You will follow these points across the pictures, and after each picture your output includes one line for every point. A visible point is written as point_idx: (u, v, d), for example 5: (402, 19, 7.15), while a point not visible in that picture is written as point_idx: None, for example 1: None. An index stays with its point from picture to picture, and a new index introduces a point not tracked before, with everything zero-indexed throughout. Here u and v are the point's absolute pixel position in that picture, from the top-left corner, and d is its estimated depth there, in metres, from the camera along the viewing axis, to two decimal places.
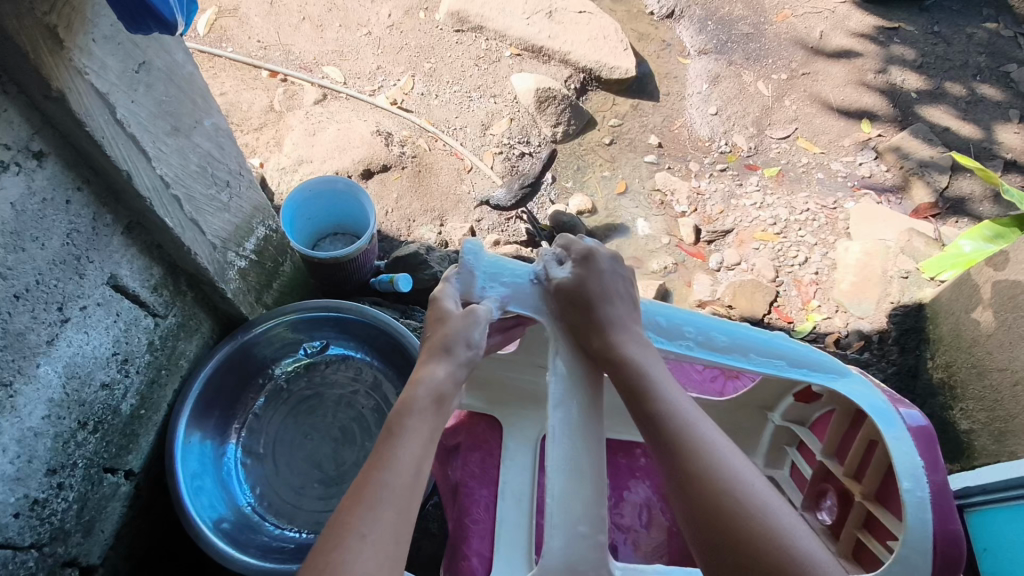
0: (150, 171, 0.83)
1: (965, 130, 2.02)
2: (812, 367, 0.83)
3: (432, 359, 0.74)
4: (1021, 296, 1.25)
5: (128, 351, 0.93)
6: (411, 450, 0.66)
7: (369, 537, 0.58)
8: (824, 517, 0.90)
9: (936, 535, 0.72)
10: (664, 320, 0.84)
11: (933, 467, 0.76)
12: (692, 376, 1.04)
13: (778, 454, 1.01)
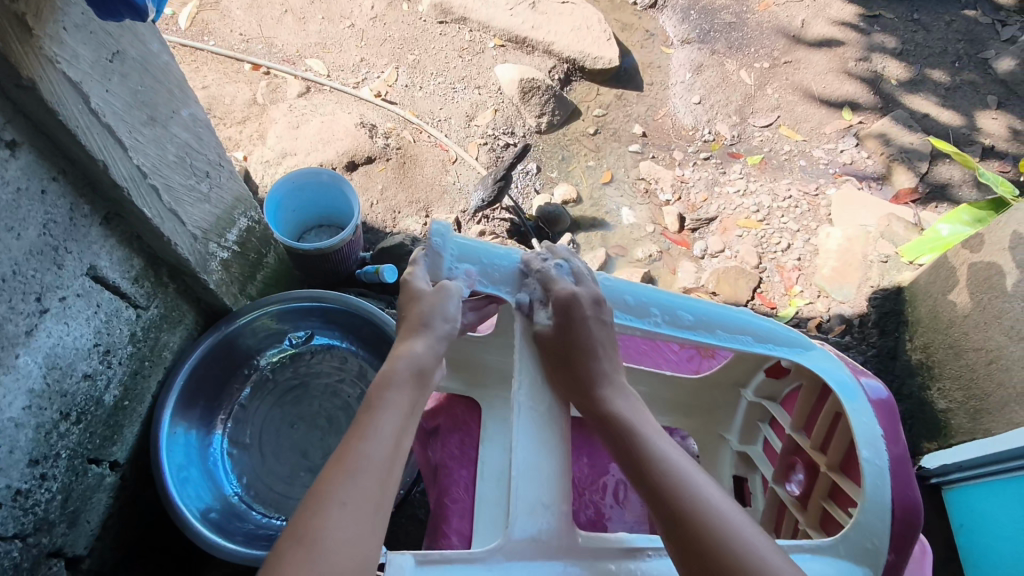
0: (126, 161, 0.83)
1: (944, 116, 2.04)
2: (778, 342, 0.85)
3: (410, 335, 0.75)
4: (996, 277, 1.27)
5: (110, 342, 0.93)
6: (393, 421, 0.67)
7: (348, 504, 0.58)
8: (792, 489, 0.91)
9: (895, 502, 0.74)
10: (632, 298, 0.83)
11: (892, 439, 0.78)
12: (670, 356, 1.11)
13: (752, 431, 1.02)
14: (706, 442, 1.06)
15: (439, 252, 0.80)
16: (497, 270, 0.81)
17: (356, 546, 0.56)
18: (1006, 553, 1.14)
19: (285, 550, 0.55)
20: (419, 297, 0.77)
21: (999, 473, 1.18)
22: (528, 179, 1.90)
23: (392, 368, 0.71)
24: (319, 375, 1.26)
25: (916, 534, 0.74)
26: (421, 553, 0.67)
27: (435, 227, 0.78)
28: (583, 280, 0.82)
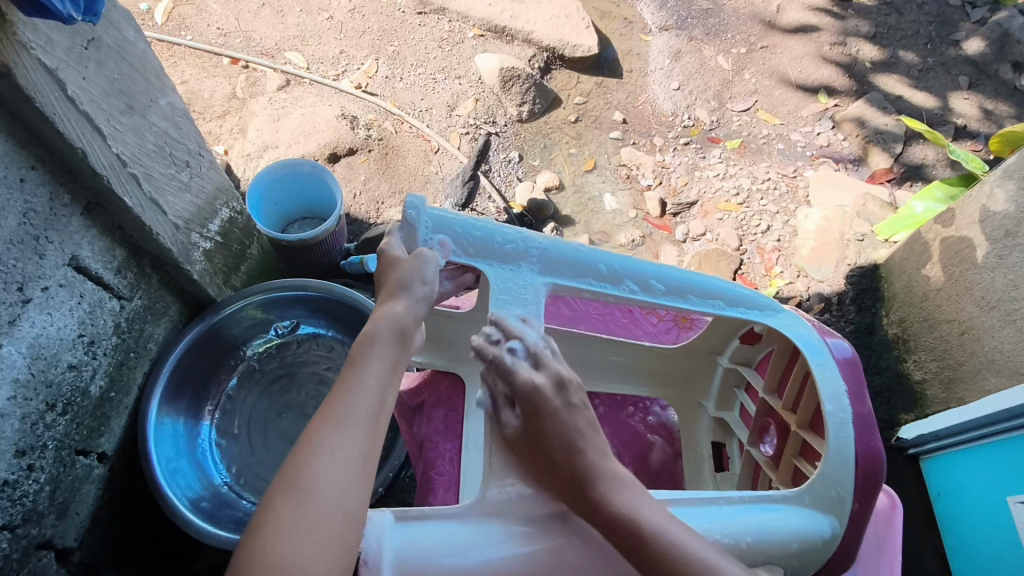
0: (105, 149, 0.83)
1: (917, 97, 2.08)
2: (749, 306, 0.87)
3: (390, 298, 0.74)
4: (966, 251, 1.30)
5: (94, 333, 0.93)
6: (377, 374, 0.67)
7: (337, 452, 0.60)
8: (767, 449, 0.95)
9: (859, 454, 0.78)
10: (607, 266, 0.83)
11: (858, 397, 0.82)
12: (647, 328, 1.12)
13: (728, 398, 1.05)
14: (685, 410, 1.09)
15: (414, 224, 0.78)
16: (472, 243, 0.81)
17: (346, 492, 0.58)
18: (980, 517, 1.18)
19: (276, 496, 0.57)
20: (397, 262, 0.76)
21: (971, 440, 1.22)
22: (510, 168, 1.91)
23: (371, 331, 0.71)
24: (307, 363, 1.27)
25: (879, 485, 0.78)
26: (402, 511, 0.69)
27: (410, 199, 0.76)
28: (563, 250, 0.83)
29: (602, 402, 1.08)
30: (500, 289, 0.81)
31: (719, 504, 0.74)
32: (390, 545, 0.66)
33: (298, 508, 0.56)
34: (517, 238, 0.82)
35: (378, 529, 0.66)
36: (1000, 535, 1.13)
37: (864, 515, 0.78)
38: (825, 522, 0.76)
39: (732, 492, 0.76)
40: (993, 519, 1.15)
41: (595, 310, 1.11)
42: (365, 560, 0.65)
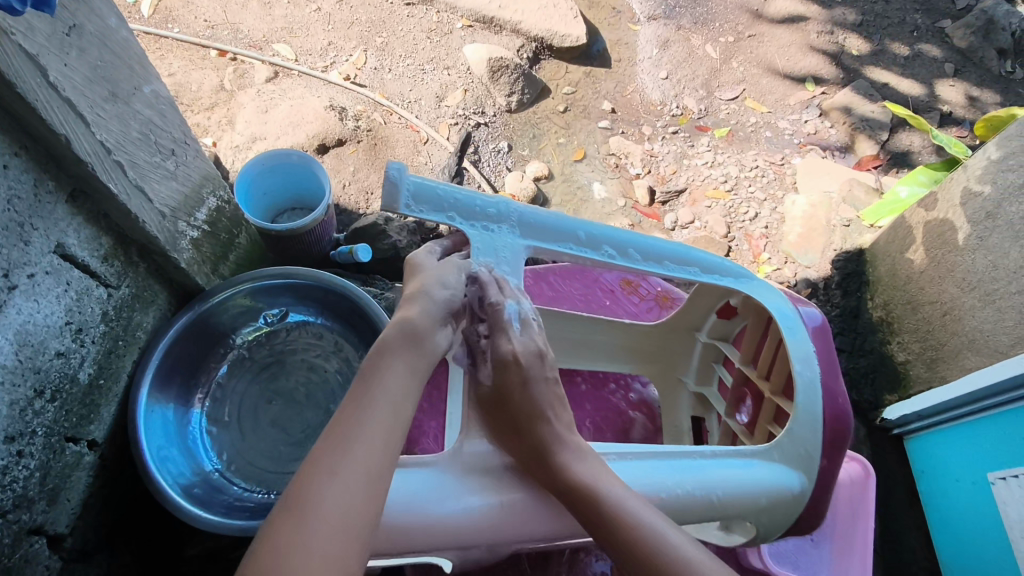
0: (89, 136, 0.83)
1: (903, 85, 2.09)
2: (723, 274, 0.90)
3: (410, 304, 0.74)
4: (948, 233, 1.32)
5: (82, 321, 0.94)
6: (388, 389, 0.66)
7: (341, 473, 0.59)
8: (743, 418, 0.98)
9: (826, 412, 0.81)
10: (585, 233, 0.85)
11: (827, 362, 0.85)
12: (629, 308, 1.16)
13: (708, 371, 1.07)
14: (666, 386, 1.10)
15: (396, 186, 0.74)
16: (457, 208, 0.80)
17: (349, 512, 0.57)
18: (961, 495, 1.21)
19: (278, 516, 0.57)
20: (421, 270, 0.78)
21: (952, 419, 1.23)
22: (499, 157, 1.91)
23: (379, 349, 0.69)
24: (296, 351, 1.28)
25: (845, 442, 0.81)
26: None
27: (394, 165, 0.73)
28: (541, 216, 0.84)
29: (584, 379, 1.10)
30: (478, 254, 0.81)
31: (691, 458, 0.77)
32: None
33: (300, 530, 0.55)
34: (500, 203, 0.83)
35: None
36: (981, 511, 1.15)
37: (832, 470, 0.81)
38: (793, 476, 0.79)
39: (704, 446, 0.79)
40: (975, 496, 1.17)
41: (576, 289, 1.16)
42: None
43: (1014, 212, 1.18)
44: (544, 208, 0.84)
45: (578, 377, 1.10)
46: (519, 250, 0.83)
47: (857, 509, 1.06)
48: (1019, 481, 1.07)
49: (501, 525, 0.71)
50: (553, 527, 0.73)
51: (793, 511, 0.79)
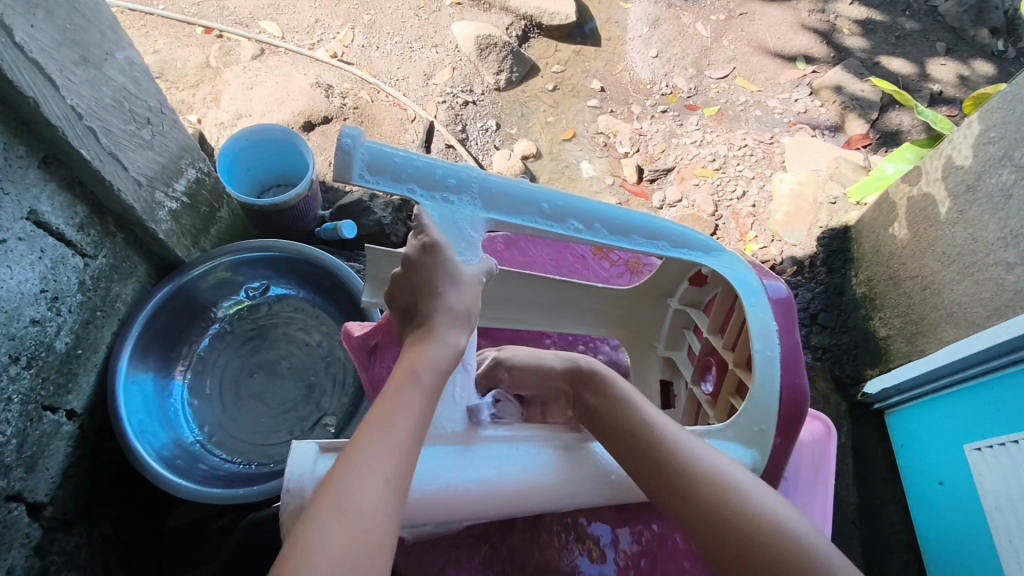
0: (59, 100, 0.83)
1: (894, 64, 2.08)
2: (692, 247, 0.92)
3: (456, 328, 0.74)
4: (931, 208, 1.32)
5: (58, 289, 0.93)
6: (424, 402, 0.67)
7: (381, 479, 0.59)
8: (708, 387, 0.98)
9: (784, 392, 0.82)
10: (548, 204, 0.85)
11: (787, 332, 0.86)
12: (600, 272, 1.17)
13: (677, 338, 1.10)
14: (638, 352, 1.14)
15: (350, 154, 0.73)
16: (419, 177, 0.79)
17: (385, 518, 0.58)
18: (939, 468, 1.22)
19: (318, 508, 0.56)
20: (455, 282, 0.75)
21: (932, 393, 1.25)
22: (487, 136, 1.90)
23: (422, 364, 0.69)
24: (278, 324, 1.28)
25: (800, 424, 0.81)
26: (327, 443, 0.71)
27: (348, 130, 0.71)
28: (504, 185, 0.83)
29: (553, 342, 1.13)
30: (441, 227, 0.80)
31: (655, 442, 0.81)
32: (314, 474, 0.67)
33: (344, 531, 0.55)
34: (461, 172, 0.82)
35: (303, 459, 0.68)
36: (959, 482, 1.16)
37: (786, 450, 0.81)
38: (746, 452, 0.79)
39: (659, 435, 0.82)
40: (951, 466, 1.18)
41: (548, 255, 1.16)
42: (287, 487, 0.66)
43: (993, 184, 1.18)
44: (510, 179, 0.84)
45: (547, 341, 1.13)
46: (480, 221, 0.82)
47: (820, 465, 1.00)
48: (994, 452, 1.08)
49: (487, 503, 0.71)
50: (537, 504, 0.74)
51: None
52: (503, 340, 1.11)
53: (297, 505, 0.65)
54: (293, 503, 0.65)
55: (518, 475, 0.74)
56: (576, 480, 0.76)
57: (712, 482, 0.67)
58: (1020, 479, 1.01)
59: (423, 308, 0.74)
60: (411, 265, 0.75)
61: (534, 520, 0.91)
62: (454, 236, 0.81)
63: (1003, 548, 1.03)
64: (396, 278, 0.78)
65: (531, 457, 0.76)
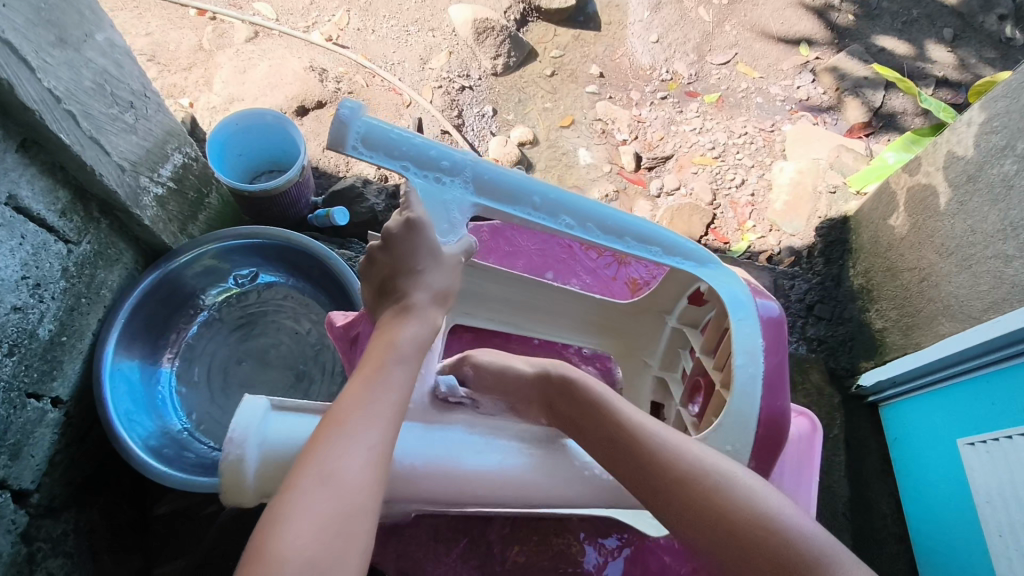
0: (36, 83, 0.81)
1: (900, 50, 2.01)
2: (685, 255, 0.89)
3: (433, 309, 0.74)
4: (930, 199, 1.30)
5: (40, 276, 0.92)
6: (405, 373, 0.66)
7: (364, 448, 0.58)
8: (694, 409, 0.95)
9: (763, 413, 0.80)
10: (540, 198, 0.82)
11: (772, 350, 0.84)
12: (588, 264, 1.15)
13: (673, 358, 1.05)
14: (631, 366, 1.10)
15: (346, 125, 0.71)
16: (414, 156, 0.77)
17: (368, 486, 0.57)
18: (933, 461, 1.21)
19: (299, 478, 0.55)
20: (437, 262, 0.75)
21: (927, 386, 1.24)
22: (483, 122, 1.87)
23: (401, 339, 0.68)
24: (268, 312, 1.27)
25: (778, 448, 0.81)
26: (279, 402, 0.70)
27: (348, 104, 0.70)
28: (499, 174, 0.81)
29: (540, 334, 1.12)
30: (426, 204, 0.79)
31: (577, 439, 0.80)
32: (259, 430, 0.67)
33: (328, 499, 0.54)
34: (459, 155, 0.79)
35: (251, 413, 0.67)
36: (951, 475, 1.15)
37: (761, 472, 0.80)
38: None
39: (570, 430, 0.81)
40: (946, 460, 1.18)
41: (534, 246, 1.14)
42: (231, 437, 0.66)
43: (994, 174, 1.15)
44: (508, 168, 0.81)
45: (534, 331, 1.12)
46: (468, 207, 0.81)
47: (803, 463, 0.97)
48: (986, 446, 1.07)
49: (433, 482, 0.73)
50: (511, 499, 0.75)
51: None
52: (490, 331, 1.10)
53: (237, 457, 0.65)
54: (234, 453, 0.65)
55: (467, 454, 0.76)
56: (550, 483, 0.76)
57: (707, 483, 0.65)
58: (1012, 475, 1.00)
59: (401, 285, 0.74)
60: (392, 240, 0.74)
61: (511, 523, 0.90)
62: (438, 216, 0.80)
63: (994, 543, 1.02)
64: (375, 249, 0.77)
65: (503, 453, 0.77)
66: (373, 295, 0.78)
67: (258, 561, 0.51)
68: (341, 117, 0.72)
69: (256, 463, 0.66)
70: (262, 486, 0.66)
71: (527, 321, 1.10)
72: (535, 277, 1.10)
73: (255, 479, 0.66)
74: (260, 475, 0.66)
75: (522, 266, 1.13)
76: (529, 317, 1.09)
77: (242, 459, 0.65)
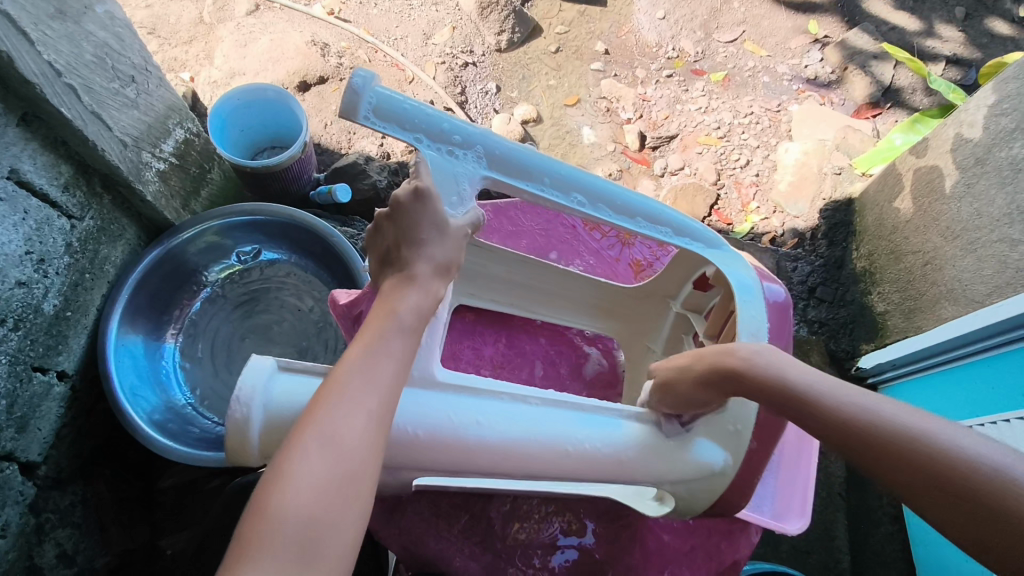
0: (36, 56, 0.80)
1: (913, 27, 1.97)
2: (694, 238, 0.89)
3: (438, 281, 0.74)
4: (937, 182, 1.29)
5: (44, 251, 0.92)
6: (405, 347, 0.66)
7: (364, 411, 0.59)
8: None
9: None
10: (552, 176, 0.82)
11: (778, 333, 0.84)
12: (591, 244, 1.15)
13: (677, 343, 1.05)
14: (633, 350, 1.10)
15: (358, 93, 0.71)
16: (426, 128, 0.76)
17: (369, 450, 0.58)
18: None
19: (300, 439, 0.56)
20: (443, 236, 0.75)
21: (928, 369, 1.24)
22: (487, 99, 1.85)
23: (402, 307, 0.68)
24: (270, 289, 1.27)
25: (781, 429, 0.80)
26: (286, 362, 0.71)
27: (360, 71, 0.70)
28: (511, 150, 0.80)
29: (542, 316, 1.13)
30: (436, 176, 0.78)
31: (588, 413, 0.78)
32: (265, 391, 0.68)
33: (328, 461, 0.55)
34: (470, 129, 0.79)
35: (258, 373, 0.68)
36: None
37: (761, 455, 0.80)
38: (714, 451, 0.79)
39: (574, 403, 0.79)
40: None
41: (538, 225, 1.14)
42: (237, 397, 0.67)
43: (1003, 157, 1.14)
44: (522, 144, 0.81)
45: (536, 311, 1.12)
46: (479, 181, 0.80)
47: (802, 447, 0.96)
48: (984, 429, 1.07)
49: (434, 453, 0.71)
50: (498, 467, 0.73)
51: (717, 486, 0.79)
52: (492, 311, 1.10)
53: (242, 416, 0.67)
54: (240, 413, 0.67)
55: (473, 425, 0.72)
56: (542, 455, 0.74)
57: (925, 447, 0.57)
58: None
59: (405, 255, 0.73)
60: (398, 209, 0.74)
61: (513, 500, 0.92)
62: (448, 187, 0.79)
63: None
64: (380, 221, 0.76)
65: (496, 428, 0.73)
66: (376, 264, 0.77)
67: (255, 517, 0.52)
68: (354, 85, 0.72)
69: (260, 425, 0.67)
70: (266, 448, 0.68)
71: (530, 302, 1.10)
72: (539, 257, 1.10)
73: (259, 441, 0.67)
74: (263, 437, 0.67)
75: (526, 246, 1.12)
76: (532, 297, 1.09)
77: (247, 419, 0.67)
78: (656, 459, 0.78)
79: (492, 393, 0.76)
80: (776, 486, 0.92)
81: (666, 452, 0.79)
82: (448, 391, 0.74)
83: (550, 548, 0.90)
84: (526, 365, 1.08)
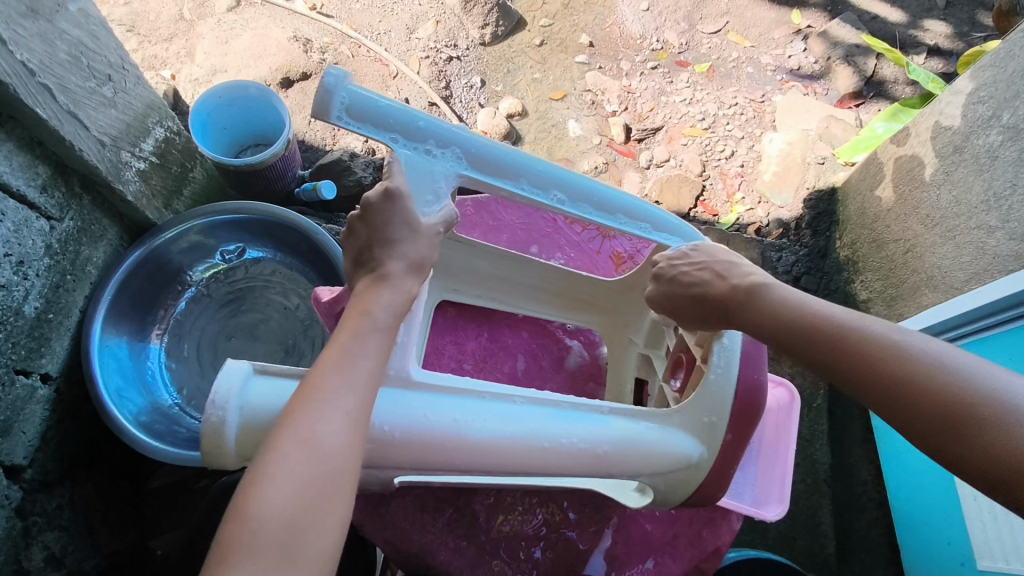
0: (8, 56, 0.79)
1: (894, 17, 1.98)
2: (671, 233, 0.89)
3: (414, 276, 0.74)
4: (917, 169, 1.31)
5: (22, 254, 0.91)
6: (381, 341, 0.66)
7: (341, 412, 0.59)
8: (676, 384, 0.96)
9: (740, 384, 0.81)
10: (530, 173, 0.81)
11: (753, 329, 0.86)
12: (572, 237, 1.16)
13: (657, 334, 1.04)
14: (616, 344, 1.10)
15: (331, 92, 0.71)
16: (400, 127, 0.76)
17: (348, 450, 0.58)
18: None
19: (279, 441, 0.56)
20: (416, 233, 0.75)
21: None
22: (471, 93, 1.85)
23: (377, 307, 0.69)
24: (256, 287, 1.27)
25: (754, 419, 0.81)
26: (262, 366, 0.71)
27: (331, 71, 0.69)
28: (488, 146, 0.80)
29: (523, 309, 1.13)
30: (411, 176, 0.78)
31: (568, 410, 0.79)
32: (240, 394, 0.68)
33: (307, 462, 0.56)
34: (445, 128, 0.78)
35: (233, 375, 0.68)
36: None
37: (735, 446, 0.81)
38: (691, 443, 0.81)
39: (555, 399, 0.80)
40: None
41: (519, 220, 1.15)
42: (212, 399, 0.67)
43: (980, 144, 1.15)
44: (501, 142, 0.81)
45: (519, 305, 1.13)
46: (455, 178, 0.80)
47: (780, 437, 0.96)
48: None
49: (410, 451, 0.72)
50: (474, 463, 0.74)
51: (693, 479, 0.81)
52: (475, 306, 1.10)
53: (217, 419, 0.66)
54: (215, 416, 0.66)
55: (450, 425, 0.73)
56: (523, 451, 0.75)
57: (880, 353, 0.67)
58: None
59: (379, 254, 0.74)
60: (369, 210, 0.74)
61: (496, 494, 0.92)
62: (423, 187, 0.79)
63: (968, 506, 1.02)
64: (353, 220, 0.77)
65: (472, 425, 0.74)
66: (352, 263, 0.78)
67: (236, 521, 0.52)
68: (326, 84, 0.72)
69: (236, 429, 0.67)
70: (243, 450, 0.68)
71: (512, 295, 1.10)
72: (519, 251, 1.10)
73: (235, 443, 0.67)
74: (240, 439, 0.67)
75: (507, 240, 1.13)
76: (514, 292, 1.10)
77: (223, 422, 0.66)
78: (639, 453, 0.79)
79: (468, 393, 0.76)
80: (756, 474, 0.96)
81: (644, 447, 0.80)
82: (422, 391, 0.74)
83: (534, 540, 0.91)
84: (507, 360, 1.09)
